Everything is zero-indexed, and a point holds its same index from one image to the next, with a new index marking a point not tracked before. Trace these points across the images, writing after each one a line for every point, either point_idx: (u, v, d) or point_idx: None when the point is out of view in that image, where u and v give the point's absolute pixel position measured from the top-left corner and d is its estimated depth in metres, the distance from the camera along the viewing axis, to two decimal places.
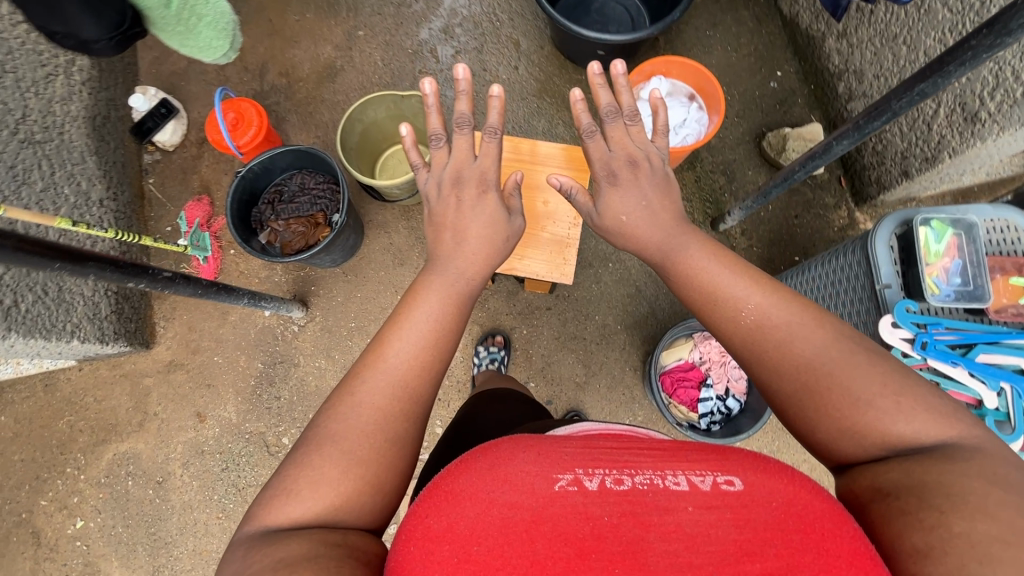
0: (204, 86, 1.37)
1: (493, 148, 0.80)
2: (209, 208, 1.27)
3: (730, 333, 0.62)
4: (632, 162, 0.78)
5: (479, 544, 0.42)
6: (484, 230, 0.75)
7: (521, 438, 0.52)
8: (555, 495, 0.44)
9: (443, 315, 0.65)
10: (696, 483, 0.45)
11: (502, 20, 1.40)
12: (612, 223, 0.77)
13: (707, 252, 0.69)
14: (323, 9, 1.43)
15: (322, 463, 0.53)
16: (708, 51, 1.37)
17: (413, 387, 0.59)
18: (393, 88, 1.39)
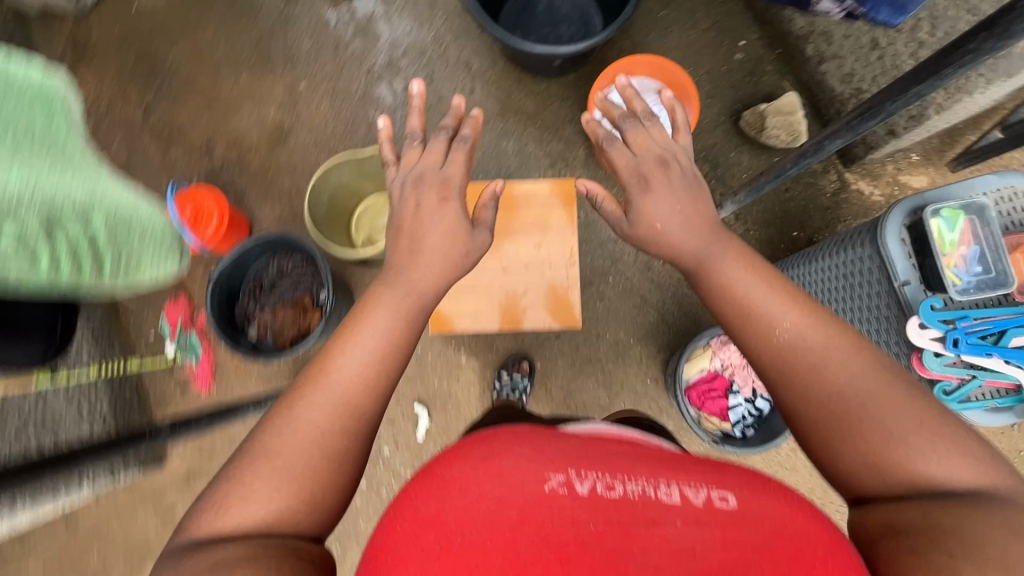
0: (153, 177, 1.31)
1: (463, 151, 0.74)
2: (188, 306, 1.20)
3: (760, 352, 0.60)
4: (662, 162, 0.71)
5: (461, 536, 0.42)
6: (443, 243, 0.70)
7: (523, 433, 0.53)
8: (544, 497, 0.44)
9: (394, 333, 0.66)
10: (688, 497, 0.45)
11: (446, 43, 1.32)
12: (648, 233, 0.70)
13: (744, 266, 0.65)
14: (256, 67, 1.34)
15: (257, 479, 0.56)
16: (666, 33, 1.29)
17: (356, 402, 0.61)
18: (350, 138, 1.31)
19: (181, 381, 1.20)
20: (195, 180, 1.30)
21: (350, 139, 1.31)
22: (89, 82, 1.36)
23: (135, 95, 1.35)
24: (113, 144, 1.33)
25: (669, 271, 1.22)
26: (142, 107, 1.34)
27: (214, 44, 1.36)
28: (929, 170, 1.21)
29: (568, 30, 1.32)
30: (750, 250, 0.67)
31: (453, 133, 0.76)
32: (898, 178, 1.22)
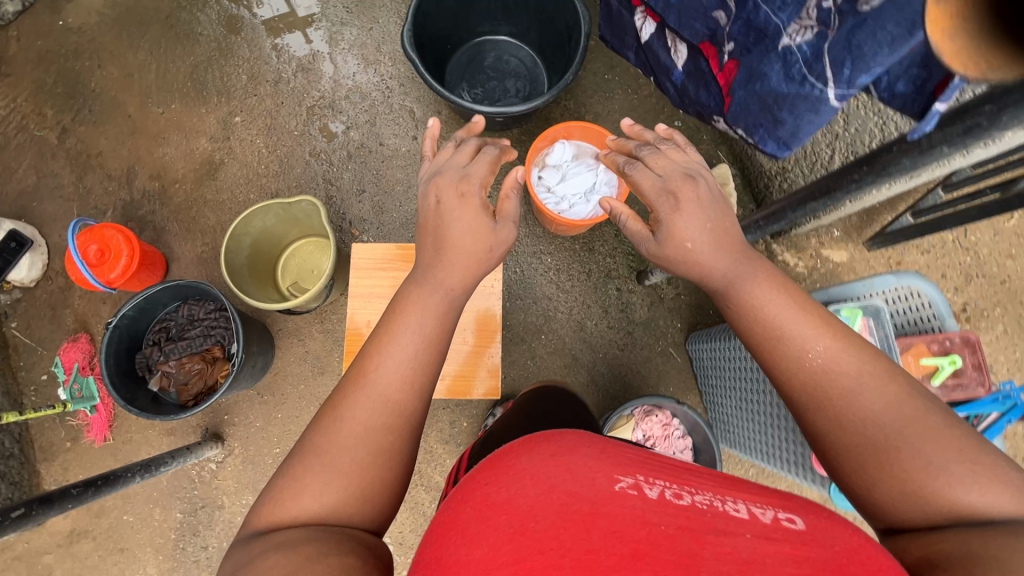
0: (63, 204, 1.22)
1: (490, 156, 0.74)
2: (89, 347, 1.13)
3: (791, 381, 0.55)
4: (689, 179, 0.66)
5: (537, 520, 0.36)
6: (464, 232, 0.68)
7: (592, 439, 0.48)
8: (615, 495, 0.38)
9: (429, 343, 0.62)
10: (756, 514, 0.39)
11: (392, 88, 1.30)
12: (675, 252, 0.65)
13: (776, 287, 0.60)
14: (189, 97, 1.28)
15: (306, 477, 0.52)
16: (609, 96, 1.32)
17: (399, 401, 0.58)
18: (283, 176, 1.26)
19: (73, 430, 1.10)
20: (110, 210, 1.22)
21: (283, 179, 1.26)
22: (3, 99, 1.27)
23: (52, 115, 1.26)
24: (21, 167, 1.24)
25: (601, 331, 1.22)
26: (58, 129, 1.26)
27: (145, 69, 1.30)
28: (849, 247, 1.28)
29: (515, 85, 1.35)
30: (783, 273, 0.62)
31: (482, 144, 0.77)
32: (821, 252, 1.28)
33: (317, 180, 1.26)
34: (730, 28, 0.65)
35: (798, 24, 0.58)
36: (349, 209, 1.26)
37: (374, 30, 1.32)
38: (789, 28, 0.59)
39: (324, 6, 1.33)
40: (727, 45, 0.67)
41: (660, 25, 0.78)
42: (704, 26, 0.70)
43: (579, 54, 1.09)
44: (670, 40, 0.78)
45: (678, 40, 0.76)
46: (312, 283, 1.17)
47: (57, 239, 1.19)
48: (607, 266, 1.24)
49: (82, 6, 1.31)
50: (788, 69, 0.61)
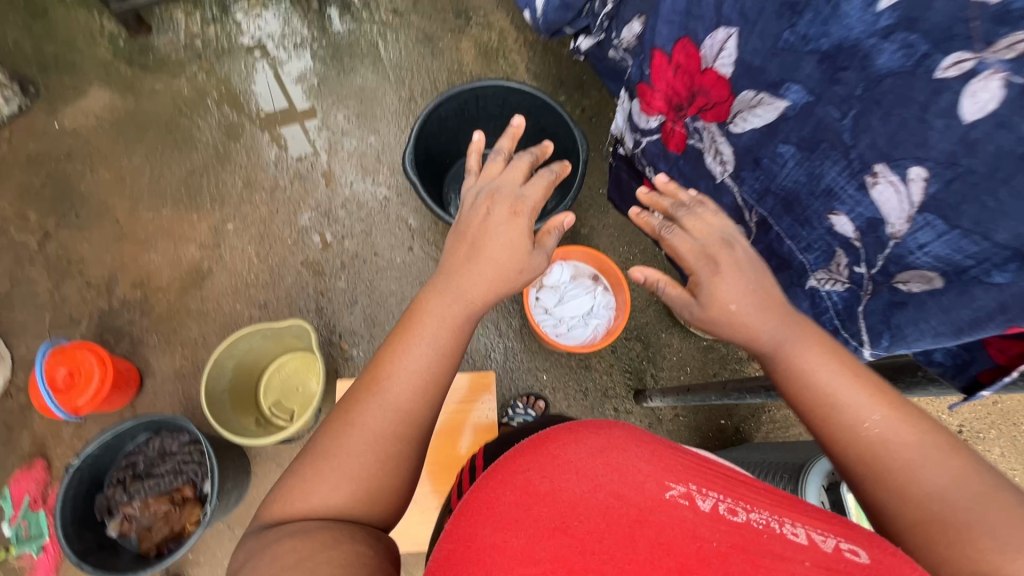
0: (34, 313, 1.17)
1: (546, 179, 0.70)
2: (43, 476, 1.05)
3: (845, 448, 0.52)
4: (726, 243, 0.64)
5: (579, 519, 0.36)
6: (498, 253, 0.63)
7: (642, 432, 0.46)
8: (664, 503, 0.38)
9: (442, 353, 0.58)
10: (816, 540, 0.37)
11: (390, 198, 1.30)
12: (720, 314, 0.61)
13: (829, 354, 0.56)
14: (182, 203, 1.27)
15: (315, 479, 0.52)
16: (603, 209, 1.32)
17: (411, 410, 0.55)
18: (273, 286, 1.23)
19: (16, 571, 1.01)
20: (86, 319, 1.17)
21: (272, 289, 1.23)
22: None
23: (36, 220, 1.24)
24: None
25: None
26: (40, 234, 1.22)
27: (138, 174, 1.29)
28: None
29: None
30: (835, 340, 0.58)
31: (535, 162, 0.73)
32: None
33: (308, 289, 1.24)
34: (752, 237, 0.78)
35: (828, 276, 0.68)
36: (340, 320, 1.23)
37: (374, 140, 1.34)
38: (817, 273, 0.69)
39: (324, 116, 1.36)
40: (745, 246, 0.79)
41: None
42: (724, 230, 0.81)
43: (579, 169, 1.11)
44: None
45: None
46: (297, 404, 1.11)
47: (26, 350, 1.14)
48: (605, 384, 1.21)
49: (80, 112, 1.31)
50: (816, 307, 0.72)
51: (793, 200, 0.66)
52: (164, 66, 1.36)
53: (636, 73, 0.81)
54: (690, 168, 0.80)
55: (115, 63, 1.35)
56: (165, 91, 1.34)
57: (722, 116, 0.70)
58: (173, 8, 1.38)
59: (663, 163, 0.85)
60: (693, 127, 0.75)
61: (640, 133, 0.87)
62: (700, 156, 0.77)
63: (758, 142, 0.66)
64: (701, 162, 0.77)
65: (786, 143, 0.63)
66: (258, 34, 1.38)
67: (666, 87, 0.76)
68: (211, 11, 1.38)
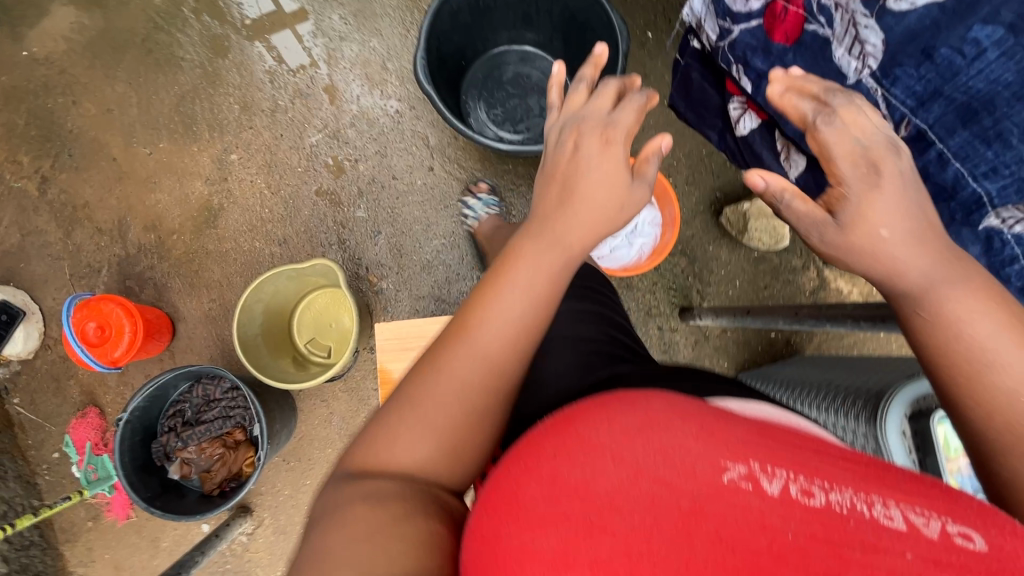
0: (50, 264, 1.12)
1: (638, 102, 0.60)
2: (99, 422, 1.08)
3: (982, 425, 0.40)
4: (893, 147, 0.49)
5: (620, 516, 0.30)
6: (595, 189, 0.55)
7: (683, 403, 0.37)
8: (721, 490, 0.30)
9: (539, 299, 0.52)
10: (917, 526, 0.28)
11: (402, 112, 1.18)
12: (862, 240, 0.48)
13: (991, 301, 0.43)
14: (179, 134, 1.17)
15: (398, 423, 0.46)
16: None
17: (501, 364, 0.49)
18: (290, 221, 1.15)
19: (95, 509, 1.07)
20: (105, 267, 1.12)
21: (289, 223, 1.15)
22: None
23: (28, 163, 1.15)
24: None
25: None
26: (37, 178, 1.14)
27: (125, 103, 1.17)
28: None
29: (538, 102, 1.21)
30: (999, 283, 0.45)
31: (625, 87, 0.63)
32: None
33: (326, 221, 1.16)
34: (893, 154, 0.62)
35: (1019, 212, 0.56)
36: (365, 253, 1.16)
37: (377, 44, 1.19)
38: (1000, 210, 0.57)
39: (317, 16, 1.19)
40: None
41: (766, 121, 0.69)
42: None
43: (617, 61, 0.94)
44: (776, 139, 0.69)
45: (793, 148, 0.67)
46: (333, 342, 1.08)
47: (53, 303, 1.11)
48: (648, 303, 1.15)
49: (46, 33, 1.17)
50: (991, 251, 0.59)
51: (981, 106, 0.55)
52: None
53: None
54: (806, 64, 0.61)
55: None
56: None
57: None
58: None
59: (760, 61, 0.64)
60: (820, 4, 0.59)
61: (730, 20, 0.65)
62: (825, 47, 0.60)
63: (938, 21, 0.53)
64: (822, 59, 0.60)
65: (989, 23, 0.51)
66: None
67: None
68: None
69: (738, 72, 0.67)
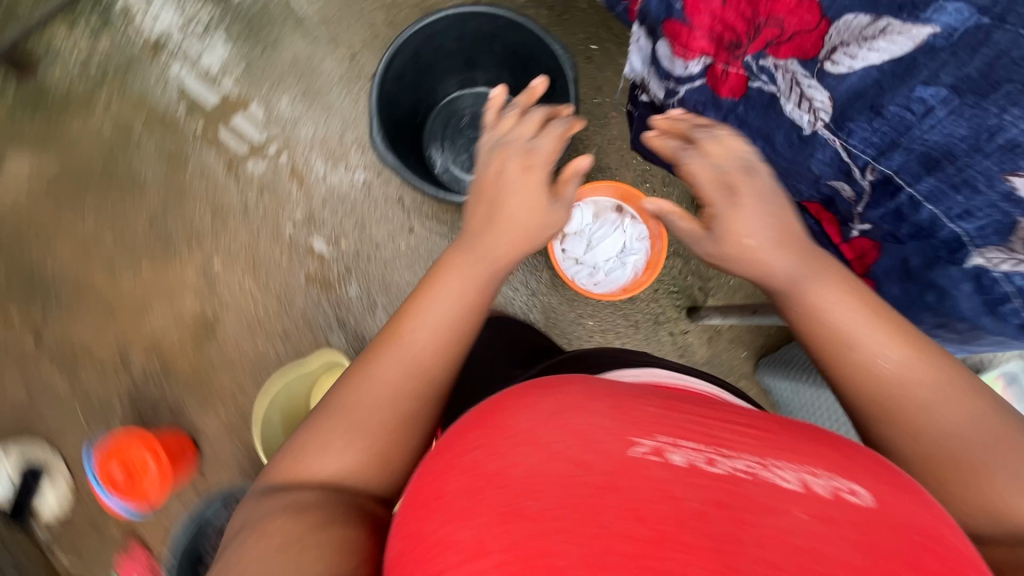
0: (62, 411, 1.12)
1: (558, 130, 0.69)
2: (146, 558, 1.07)
3: (855, 392, 0.55)
4: (746, 169, 0.62)
5: (535, 498, 0.34)
6: (517, 214, 0.66)
7: (600, 386, 0.45)
8: (630, 463, 0.36)
9: (467, 306, 0.64)
10: (811, 483, 0.35)
11: (370, 179, 1.18)
12: (735, 249, 0.62)
13: (844, 290, 0.58)
14: (158, 253, 1.17)
15: (330, 431, 0.57)
16: (604, 122, 1.18)
17: (430, 368, 0.61)
18: (286, 313, 1.15)
19: None
20: (117, 402, 1.12)
21: (286, 316, 1.15)
22: None
23: (18, 317, 1.15)
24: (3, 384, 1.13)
25: None
26: (30, 330, 1.14)
27: (101, 235, 1.17)
28: None
29: None
30: (851, 275, 0.60)
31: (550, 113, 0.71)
32: None
33: (321, 306, 1.16)
34: (858, 198, 0.67)
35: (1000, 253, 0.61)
36: (366, 327, 1.15)
37: (331, 119, 1.19)
38: (982, 249, 0.62)
39: (266, 106, 1.20)
40: (857, 208, 0.68)
41: None
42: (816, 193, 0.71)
43: (571, 92, 0.96)
44: None
45: None
46: None
47: (74, 448, 1.11)
48: (654, 312, 1.15)
49: (7, 186, 1.18)
50: (982, 287, 0.64)
51: (942, 156, 0.59)
52: (77, 106, 1.20)
53: (658, 8, 0.73)
54: (755, 116, 0.71)
55: (19, 119, 1.20)
56: (87, 133, 1.20)
57: (811, 52, 0.63)
58: (53, 31, 1.20)
59: (712, 113, 0.75)
60: (758, 65, 0.67)
61: (674, 81, 0.76)
62: (775, 102, 0.68)
63: (881, 81, 0.60)
64: (775, 110, 0.68)
65: (932, 84, 0.57)
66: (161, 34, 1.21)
67: (710, 21, 0.69)
68: (93, 20, 1.20)
69: None
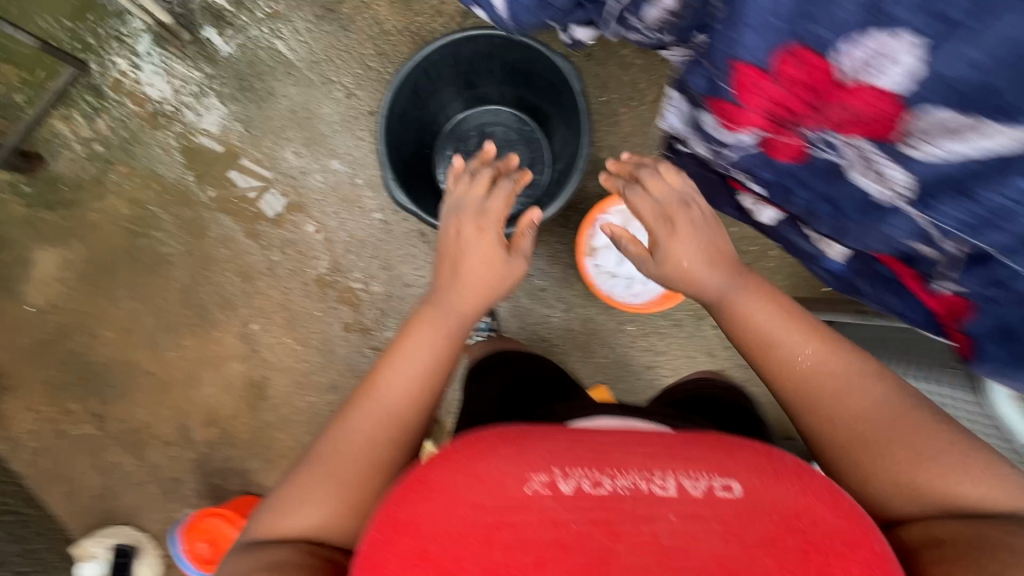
0: (138, 491, 1.16)
1: (507, 189, 0.76)
2: None
3: (782, 380, 0.62)
4: (683, 203, 0.68)
5: (440, 544, 0.43)
6: (477, 270, 0.73)
7: (513, 429, 0.50)
8: (525, 499, 0.44)
9: (435, 356, 0.70)
10: (679, 489, 0.44)
11: (386, 218, 1.17)
12: (674, 271, 0.68)
13: (764, 297, 0.66)
14: (197, 325, 1.18)
15: (308, 485, 0.63)
16: (615, 119, 1.14)
17: (401, 415, 0.67)
18: (331, 364, 1.17)
19: None
20: (187, 475, 1.16)
21: (331, 366, 1.17)
22: (23, 413, 1.19)
23: (79, 408, 1.18)
24: (78, 473, 1.18)
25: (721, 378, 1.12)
26: (93, 418, 1.18)
27: (139, 317, 1.19)
28: None
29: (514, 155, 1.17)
30: (771, 284, 0.67)
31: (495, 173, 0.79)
32: None
33: (363, 351, 1.16)
34: (947, 261, 0.61)
35: None
36: None
37: (338, 163, 1.18)
38: None
39: (272, 161, 1.19)
40: (941, 269, 0.63)
41: (789, 216, 0.77)
42: (890, 247, 0.67)
43: (580, 105, 0.93)
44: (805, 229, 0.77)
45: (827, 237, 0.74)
46: None
47: (157, 524, 1.16)
48: (696, 306, 1.12)
49: (42, 283, 1.20)
50: None
51: None
52: (90, 192, 1.21)
53: (699, 84, 0.67)
54: (817, 180, 0.67)
55: (37, 215, 1.21)
56: (104, 218, 1.20)
57: (880, 134, 0.56)
58: (51, 122, 1.20)
59: (766, 171, 0.71)
60: (824, 140, 0.61)
61: (723, 145, 0.72)
62: (840, 171, 0.63)
63: (977, 171, 0.52)
64: (842, 179, 0.64)
65: None
66: (156, 106, 1.20)
67: (763, 102, 0.62)
68: (87, 104, 1.20)
69: (746, 177, 0.75)
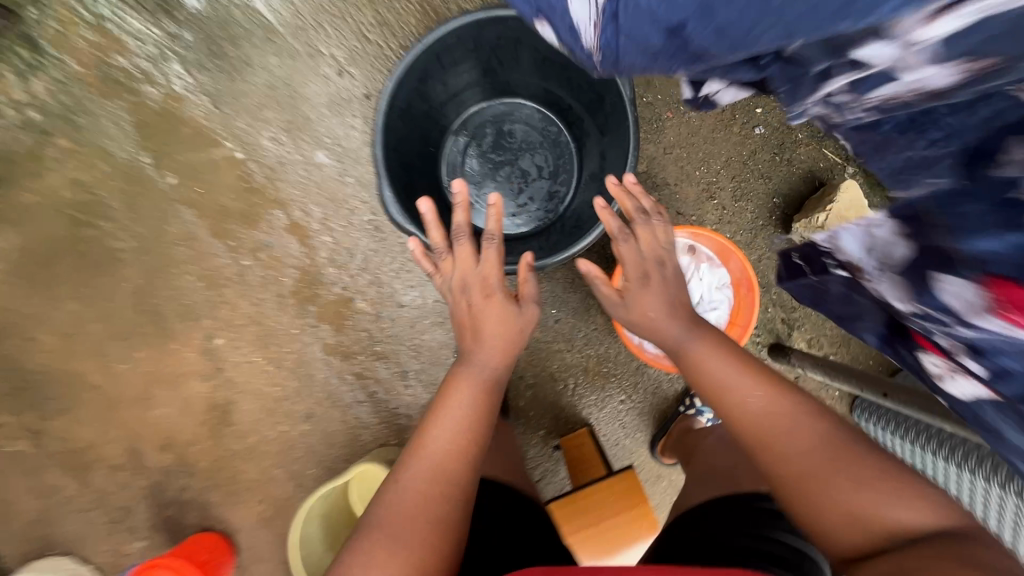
0: (81, 519, 1.02)
1: (495, 246, 0.66)
2: None
3: (737, 427, 0.57)
4: (660, 261, 0.69)
5: None
6: (498, 328, 0.62)
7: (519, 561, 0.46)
8: None
9: (481, 410, 0.58)
10: None
11: (379, 225, 0.99)
12: (638, 320, 0.68)
13: (723, 349, 0.62)
14: (152, 335, 1.02)
15: (374, 549, 0.47)
16: (657, 128, 0.96)
17: (454, 472, 0.53)
18: (306, 390, 1.01)
19: None
20: (137, 504, 1.02)
21: (307, 393, 1.01)
22: None
23: (10, 421, 1.02)
24: (11, 495, 1.03)
25: None
26: (27, 434, 1.02)
27: (83, 321, 1.02)
28: None
29: (534, 161, 0.99)
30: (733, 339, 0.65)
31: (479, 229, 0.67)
32: None
33: (345, 379, 1.01)
34: None
35: None
36: (399, 399, 1.01)
37: (324, 156, 0.99)
38: None
39: (246, 146, 0.99)
40: None
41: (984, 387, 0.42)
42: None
43: (629, 114, 0.74)
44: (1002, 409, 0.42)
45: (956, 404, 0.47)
46: None
47: (104, 556, 1.03)
48: None
49: None
50: None
51: None
52: (22, 169, 1.00)
53: (985, 245, 0.35)
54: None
55: None
56: (40, 201, 1.01)
57: None
58: None
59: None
60: None
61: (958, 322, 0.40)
62: None
63: None
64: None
65: None
66: (104, 68, 0.98)
67: None
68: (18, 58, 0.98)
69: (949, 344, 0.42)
